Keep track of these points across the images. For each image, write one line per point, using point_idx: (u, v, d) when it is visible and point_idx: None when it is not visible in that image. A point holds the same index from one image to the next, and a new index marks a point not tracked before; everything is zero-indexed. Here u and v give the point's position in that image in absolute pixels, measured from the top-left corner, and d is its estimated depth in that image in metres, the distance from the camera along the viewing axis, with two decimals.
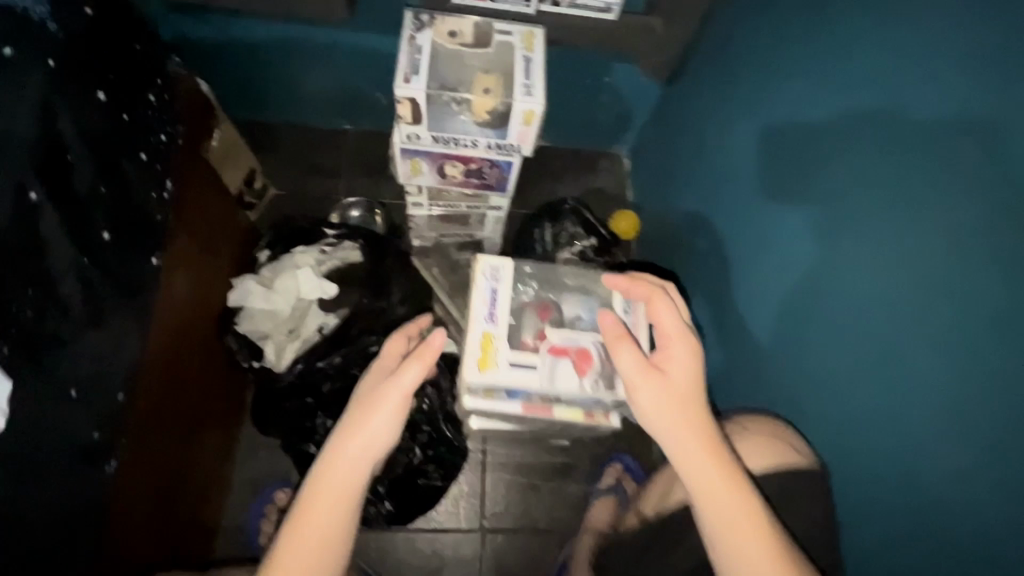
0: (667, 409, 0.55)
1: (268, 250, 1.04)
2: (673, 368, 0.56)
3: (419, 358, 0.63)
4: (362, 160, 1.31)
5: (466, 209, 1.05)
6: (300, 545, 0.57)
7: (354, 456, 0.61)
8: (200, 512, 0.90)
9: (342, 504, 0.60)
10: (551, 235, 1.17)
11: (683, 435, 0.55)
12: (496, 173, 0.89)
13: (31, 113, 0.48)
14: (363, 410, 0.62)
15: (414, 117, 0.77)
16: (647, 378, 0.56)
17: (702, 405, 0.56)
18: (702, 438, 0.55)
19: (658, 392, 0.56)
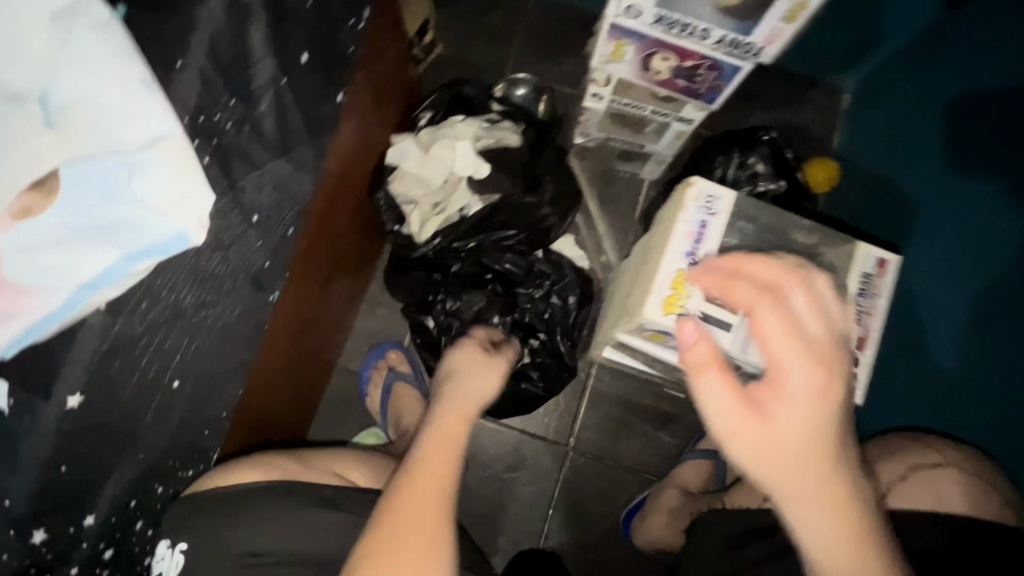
0: (768, 461, 0.43)
1: (428, 113, 0.98)
2: (778, 411, 0.42)
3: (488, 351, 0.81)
4: (538, 33, 1.17)
5: (648, 113, 0.91)
6: (422, 479, 0.59)
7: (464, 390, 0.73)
8: (322, 364, 0.98)
9: (461, 423, 0.68)
10: (739, 162, 0.98)
11: (793, 478, 0.43)
12: (711, 79, 0.73)
13: None
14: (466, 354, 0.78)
15: None
16: (742, 428, 0.43)
17: (823, 445, 0.42)
18: (820, 493, 0.42)
19: (755, 447, 0.43)
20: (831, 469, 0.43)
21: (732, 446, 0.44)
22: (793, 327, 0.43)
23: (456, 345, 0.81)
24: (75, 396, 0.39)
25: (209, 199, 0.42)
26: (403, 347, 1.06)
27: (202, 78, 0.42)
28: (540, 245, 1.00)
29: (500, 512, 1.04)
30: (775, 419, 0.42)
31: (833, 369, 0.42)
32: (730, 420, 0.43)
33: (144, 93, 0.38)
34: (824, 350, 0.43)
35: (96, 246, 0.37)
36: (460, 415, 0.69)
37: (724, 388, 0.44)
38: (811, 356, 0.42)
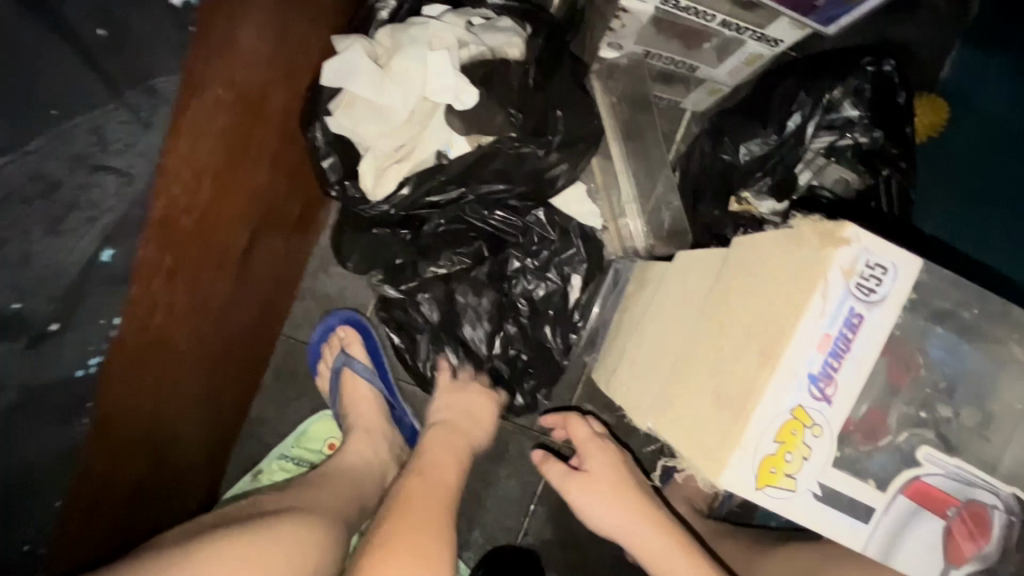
0: (594, 497, 0.70)
1: (390, 3, 0.66)
2: (594, 504, 0.68)
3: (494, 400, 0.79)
4: None
5: (717, 26, 0.62)
6: (420, 506, 0.56)
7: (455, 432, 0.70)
8: (256, 341, 0.78)
9: (445, 490, 0.60)
10: (826, 105, 0.69)
11: (616, 513, 0.67)
12: None
13: None
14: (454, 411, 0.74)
15: None
16: (573, 485, 0.72)
17: (622, 482, 0.70)
18: (643, 520, 0.65)
19: (597, 497, 0.69)
20: (643, 511, 0.66)
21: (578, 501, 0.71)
22: (596, 437, 0.77)
23: (447, 394, 0.76)
24: None
25: None
26: (358, 321, 0.85)
27: None
28: (542, 203, 0.76)
29: (474, 508, 0.91)
30: (592, 457, 0.74)
31: (608, 448, 0.76)
32: (569, 492, 0.73)
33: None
34: (602, 439, 0.77)
35: None
36: (439, 488, 0.60)
37: (561, 472, 0.74)
38: (609, 460, 0.73)
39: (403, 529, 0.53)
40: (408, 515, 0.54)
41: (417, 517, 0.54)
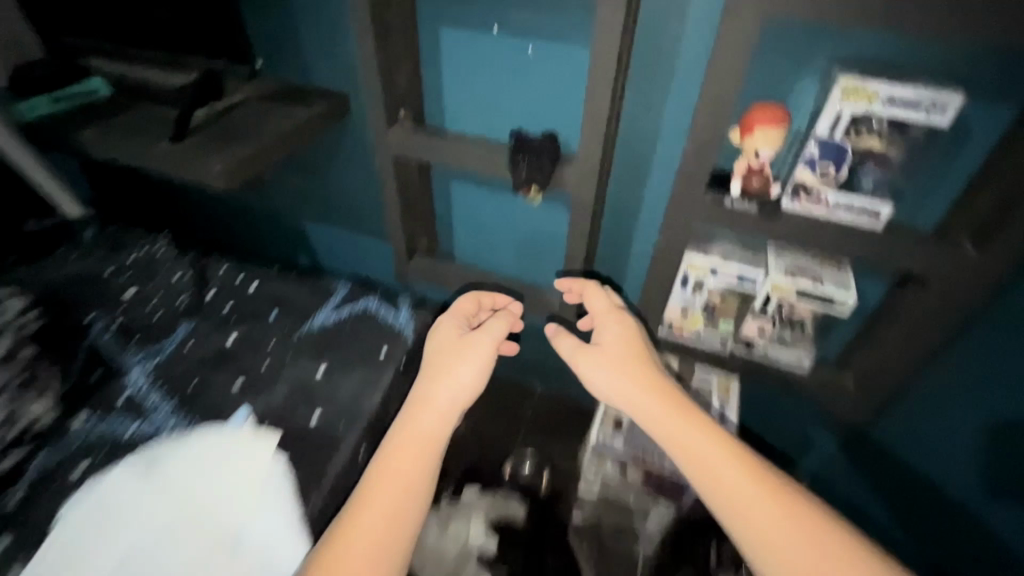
0: (619, 392, 0.73)
1: (450, 492, 1.21)
2: (602, 367, 0.75)
3: (472, 299, 0.86)
4: (537, 420, 1.49)
5: (631, 500, 1.12)
6: (399, 455, 0.62)
7: (443, 401, 0.67)
8: None
9: (428, 447, 0.64)
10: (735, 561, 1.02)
11: (638, 396, 0.71)
12: (673, 489, 0.98)
13: (380, 393, 0.73)
14: (448, 363, 0.70)
15: (615, 430, 0.96)
16: (585, 360, 0.77)
17: (634, 349, 0.76)
18: (652, 403, 0.70)
19: (602, 362, 0.75)
20: (651, 387, 0.71)
21: (597, 376, 0.75)
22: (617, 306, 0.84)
23: (436, 353, 0.72)
24: None
25: None
26: None
27: (320, 511, 0.63)
28: None
29: None
30: (605, 330, 0.80)
31: (634, 331, 0.79)
32: (581, 365, 0.77)
33: (286, 518, 0.61)
34: (616, 308, 0.83)
35: None
36: (427, 436, 0.64)
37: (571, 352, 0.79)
38: (623, 333, 0.78)
39: (390, 479, 0.60)
40: (393, 472, 0.61)
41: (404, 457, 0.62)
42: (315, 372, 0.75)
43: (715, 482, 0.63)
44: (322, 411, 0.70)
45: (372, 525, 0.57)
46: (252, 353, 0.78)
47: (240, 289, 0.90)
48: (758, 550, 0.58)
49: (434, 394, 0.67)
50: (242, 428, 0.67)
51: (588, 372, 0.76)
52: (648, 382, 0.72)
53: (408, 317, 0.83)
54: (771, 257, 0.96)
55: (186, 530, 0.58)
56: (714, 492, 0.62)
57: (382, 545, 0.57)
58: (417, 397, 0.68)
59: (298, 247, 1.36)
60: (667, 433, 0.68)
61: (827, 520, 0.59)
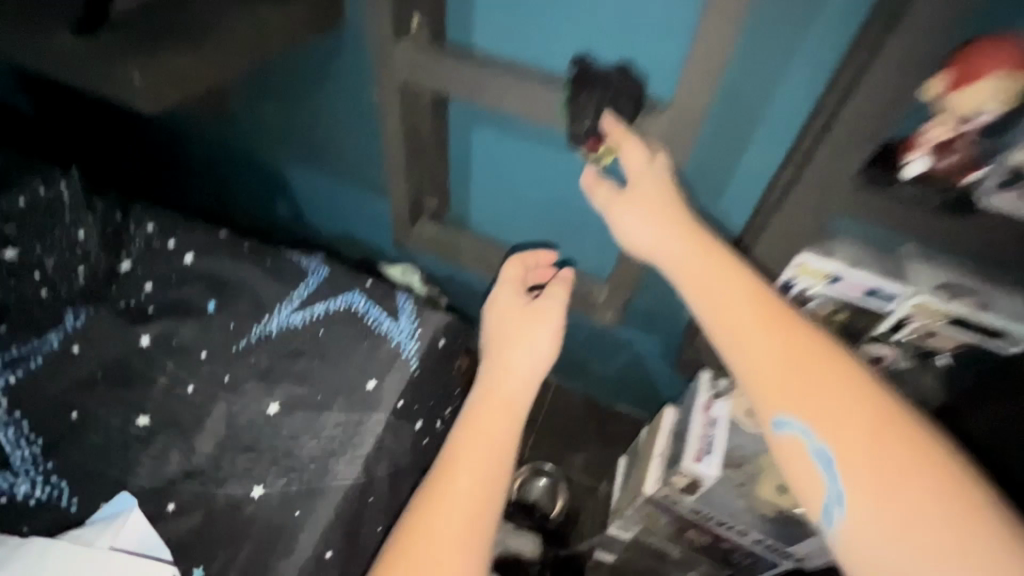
0: (647, 224, 0.54)
1: None
2: (629, 209, 0.56)
3: (518, 263, 0.60)
4: (554, 424, 1.22)
5: (677, 552, 0.87)
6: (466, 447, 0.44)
7: (511, 378, 0.48)
8: None
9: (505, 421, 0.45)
10: None
11: (668, 236, 0.53)
12: (746, 562, 0.73)
13: (362, 459, 0.47)
14: (514, 327, 0.51)
15: (688, 491, 0.67)
16: (618, 206, 0.58)
17: (669, 193, 0.56)
18: (688, 252, 0.51)
19: (637, 204, 0.57)
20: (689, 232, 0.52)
21: (629, 220, 0.57)
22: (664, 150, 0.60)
23: (502, 320, 0.53)
24: None
25: None
26: None
27: None
28: None
29: None
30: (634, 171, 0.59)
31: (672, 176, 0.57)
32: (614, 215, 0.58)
33: None
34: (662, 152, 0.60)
35: None
36: (509, 400, 0.47)
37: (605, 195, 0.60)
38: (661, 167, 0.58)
39: (476, 449, 0.44)
40: (463, 463, 0.43)
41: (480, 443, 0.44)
42: (264, 412, 0.48)
43: (748, 347, 0.44)
44: (270, 487, 0.45)
45: (454, 512, 0.41)
46: (171, 369, 0.52)
47: (168, 262, 0.62)
48: (775, 414, 0.41)
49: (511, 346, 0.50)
50: (127, 529, 0.42)
51: (618, 217, 0.57)
52: (681, 229, 0.53)
53: (413, 322, 0.54)
54: (914, 264, 0.63)
55: None
56: (737, 353, 0.44)
57: (460, 547, 0.39)
58: (485, 374, 0.49)
59: (269, 194, 1.05)
60: (693, 282, 0.49)
61: (886, 393, 0.40)
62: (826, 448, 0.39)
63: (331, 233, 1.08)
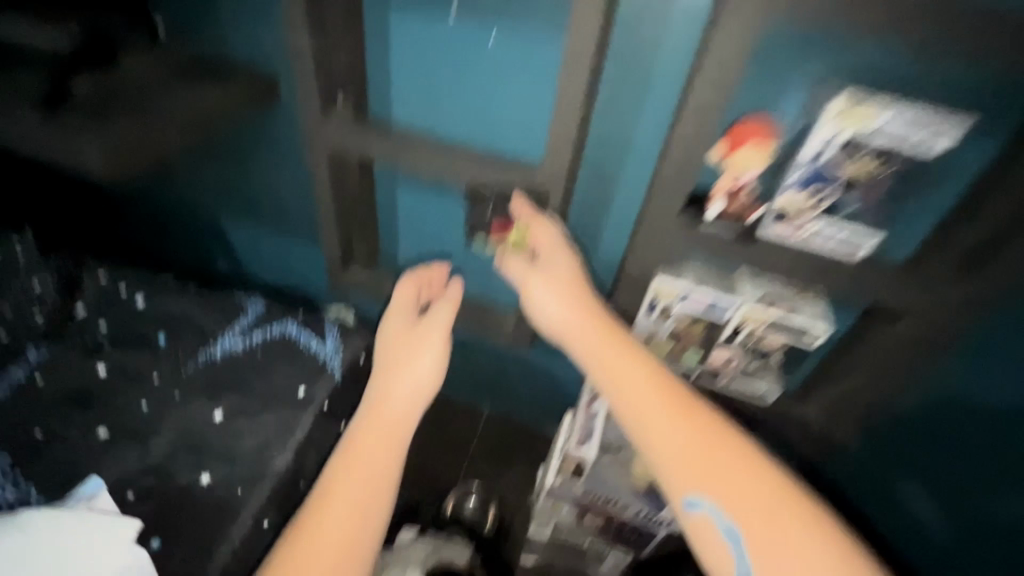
0: (575, 331, 0.66)
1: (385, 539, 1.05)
2: (545, 296, 0.69)
3: (411, 283, 0.69)
4: (486, 446, 1.33)
5: (587, 544, 1.00)
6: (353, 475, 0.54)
7: (404, 398, 0.60)
8: None
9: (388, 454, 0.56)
10: None
11: (599, 343, 0.64)
12: (634, 535, 0.87)
13: (292, 449, 0.57)
14: (406, 357, 0.62)
15: (576, 473, 0.81)
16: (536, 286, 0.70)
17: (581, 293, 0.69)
18: (616, 356, 0.62)
19: (550, 283, 0.70)
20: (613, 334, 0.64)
21: (548, 316, 0.69)
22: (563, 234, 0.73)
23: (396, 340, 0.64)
24: None
25: None
26: None
27: None
28: None
29: None
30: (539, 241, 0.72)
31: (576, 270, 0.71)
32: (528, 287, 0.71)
33: None
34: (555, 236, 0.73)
35: None
36: (390, 433, 0.57)
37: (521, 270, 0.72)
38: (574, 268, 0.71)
39: (359, 476, 0.54)
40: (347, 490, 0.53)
41: (372, 449, 0.56)
42: (210, 416, 0.59)
43: (668, 454, 0.56)
44: (213, 474, 0.55)
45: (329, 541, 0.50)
46: (127, 389, 0.62)
47: (121, 305, 0.72)
48: (689, 507, 0.54)
49: (397, 367, 0.61)
50: (100, 499, 0.52)
51: (534, 294, 0.70)
52: (588, 310, 0.67)
53: (337, 342, 0.67)
54: (744, 282, 0.82)
55: None
56: (656, 459, 0.57)
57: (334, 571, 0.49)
58: (376, 406, 0.59)
59: (211, 248, 1.16)
60: (619, 385, 0.61)
61: (768, 467, 0.55)
62: (735, 531, 0.52)
63: (269, 281, 1.18)
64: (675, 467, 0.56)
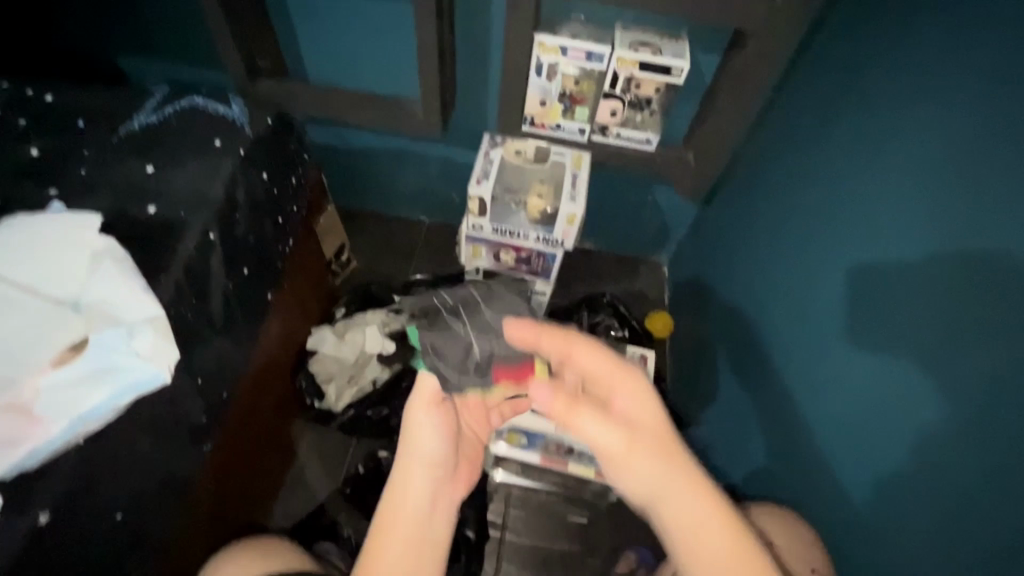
0: (642, 488, 0.56)
1: (343, 310, 1.20)
2: (578, 418, 0.58)
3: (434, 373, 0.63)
4: (430, 247, 1.46)
5: None
6: (392, 538, 0.59)
7: (419, 484, 0.62)
8: None
9: (421, 526, 0.60)
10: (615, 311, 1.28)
11: (649, 472, 0.55)
12: (542, 263, 1.05)
13: (221, 183, 0.69)
14: (409, 442, 0.63)
15: (481, 212, 0.95)
16: (568, 411, 0.58)
17: (648, 436, 0.57)
18: (686, 487, 0.54)
19: (590, 409, 0.58)
20: (682, 467, 0.55)
21: (583, 437, 0.59)
22: (608, 350, 0.62)
23: (411, 418, 0.64)
24: (45, 513, 0.48)
25: (174, 357, 0.53)
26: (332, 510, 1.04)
27: (174, 290, 0.61)
28: None
29: None
30: (579, 354, 0.61)
31: (628, 369, 0.61)
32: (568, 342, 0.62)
33: (122, 275, 0.54)
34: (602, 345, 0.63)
35: (91, 389, 0.50)
36: (417, 516, 0.61)
37: (547, 395, 0.58)
38: (604, 358, 0.61)
39: (402, 524, 0.60)
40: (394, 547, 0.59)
41: (399, 547, 0.59)
42: (143, 169, 0.69)
43: (701, 550, 0.52)
44: (158, 205, 0.66)
45: None
46: (63, 161, 0.70)
47: (29, 102, 0.75)
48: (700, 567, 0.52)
49: (401, 472, 0.62)
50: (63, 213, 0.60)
51: (579, 420, 0.58)
52: (644, 445, 0.56)
53: (244, 110, 0.77)
54: (616, 32, 0.98)
55: (14, 300, 0.52)
56: (684, 534, 0.53)
57: None
58: (382, 524, 0.60)
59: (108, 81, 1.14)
60: (662, 505, 0.55)
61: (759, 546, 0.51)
62: None
63: None
64: (691, 538, 0.53)
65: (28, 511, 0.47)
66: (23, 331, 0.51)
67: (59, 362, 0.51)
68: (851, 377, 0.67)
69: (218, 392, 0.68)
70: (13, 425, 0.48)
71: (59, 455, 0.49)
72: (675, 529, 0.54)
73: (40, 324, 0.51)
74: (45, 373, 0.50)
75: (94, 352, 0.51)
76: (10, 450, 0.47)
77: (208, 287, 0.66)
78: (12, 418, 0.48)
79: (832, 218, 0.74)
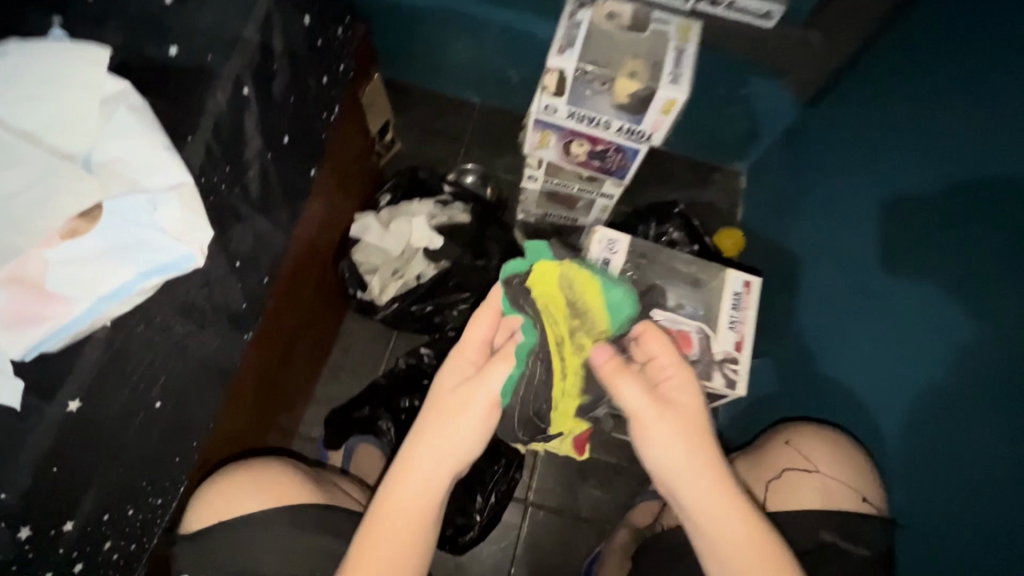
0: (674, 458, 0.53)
1: (389, 195, 1.09)
2: (627, 386, 0.53)
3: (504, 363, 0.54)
4: (481, 134, 1.30)
5: (577, 192, 1.05)
6: (397, 521, 0.52)
7: (437, 470, 0.53)
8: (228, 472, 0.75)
9: (433, 512, 0.53)
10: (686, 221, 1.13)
11: (692, 446, 0.52)
12: (619, 159, 0.89)
13: (256, 22, 0.55)
14: (441, 422, 0.53)
15: (558, 90, 0.79)
16: (621, 377, 0.54)
17: (696, 420, 0.53)
18: (716, 479, 0.52)
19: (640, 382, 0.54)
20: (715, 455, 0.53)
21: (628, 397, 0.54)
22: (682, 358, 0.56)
23: (451, 404, 0.54)
24: (75, 400, 0.42)
25: (207, 237, 0.47)
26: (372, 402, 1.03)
27: (205, 153, 0.50)
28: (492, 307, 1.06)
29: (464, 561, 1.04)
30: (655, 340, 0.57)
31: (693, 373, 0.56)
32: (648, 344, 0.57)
33: (141, 132, 0.45)
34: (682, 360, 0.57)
35: (115, 265, 0.43)
36: (429, 504, 0.53)
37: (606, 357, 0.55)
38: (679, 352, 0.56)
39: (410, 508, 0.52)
40: (392, 529, 0.52)
41: (391, 546, 0.51)
42: None
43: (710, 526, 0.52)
44: (180, 45, 0.53)
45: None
46: None
47: None
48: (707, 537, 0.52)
49: (413, 456, 0.53)
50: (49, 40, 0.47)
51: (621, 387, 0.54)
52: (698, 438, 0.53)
53: None
54: None
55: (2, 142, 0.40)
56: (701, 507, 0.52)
57: None
58: (393, 506, 0.52)
59: None
60: (691, 480, 0.52)
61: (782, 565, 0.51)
62: None
63: None
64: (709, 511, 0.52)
65: (55, 397, 0.41)
66: (18, 185, 0.39)
67: (67, 233, 0.42)
68: (924, 318, 0.65)
69: (257, 278, 0.61)
70: (23, 300, 0.40)
71: (84, 337, 0.43)
72: (707, 517, 0.52)
73: (29, 177, 0.40)
74: (48, 243, 0.41)
75: (109, 223, 0.43)
76: (25, 328, 0.40)
77: (243, 155, 0.55)
78: (20, 293, 0.40)
79: (956, 142, 0.65)
